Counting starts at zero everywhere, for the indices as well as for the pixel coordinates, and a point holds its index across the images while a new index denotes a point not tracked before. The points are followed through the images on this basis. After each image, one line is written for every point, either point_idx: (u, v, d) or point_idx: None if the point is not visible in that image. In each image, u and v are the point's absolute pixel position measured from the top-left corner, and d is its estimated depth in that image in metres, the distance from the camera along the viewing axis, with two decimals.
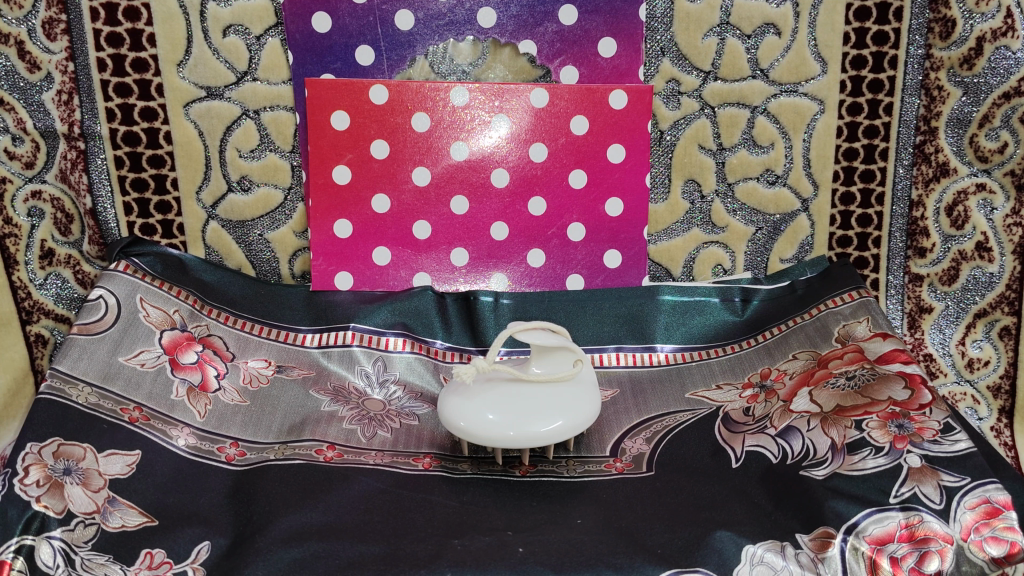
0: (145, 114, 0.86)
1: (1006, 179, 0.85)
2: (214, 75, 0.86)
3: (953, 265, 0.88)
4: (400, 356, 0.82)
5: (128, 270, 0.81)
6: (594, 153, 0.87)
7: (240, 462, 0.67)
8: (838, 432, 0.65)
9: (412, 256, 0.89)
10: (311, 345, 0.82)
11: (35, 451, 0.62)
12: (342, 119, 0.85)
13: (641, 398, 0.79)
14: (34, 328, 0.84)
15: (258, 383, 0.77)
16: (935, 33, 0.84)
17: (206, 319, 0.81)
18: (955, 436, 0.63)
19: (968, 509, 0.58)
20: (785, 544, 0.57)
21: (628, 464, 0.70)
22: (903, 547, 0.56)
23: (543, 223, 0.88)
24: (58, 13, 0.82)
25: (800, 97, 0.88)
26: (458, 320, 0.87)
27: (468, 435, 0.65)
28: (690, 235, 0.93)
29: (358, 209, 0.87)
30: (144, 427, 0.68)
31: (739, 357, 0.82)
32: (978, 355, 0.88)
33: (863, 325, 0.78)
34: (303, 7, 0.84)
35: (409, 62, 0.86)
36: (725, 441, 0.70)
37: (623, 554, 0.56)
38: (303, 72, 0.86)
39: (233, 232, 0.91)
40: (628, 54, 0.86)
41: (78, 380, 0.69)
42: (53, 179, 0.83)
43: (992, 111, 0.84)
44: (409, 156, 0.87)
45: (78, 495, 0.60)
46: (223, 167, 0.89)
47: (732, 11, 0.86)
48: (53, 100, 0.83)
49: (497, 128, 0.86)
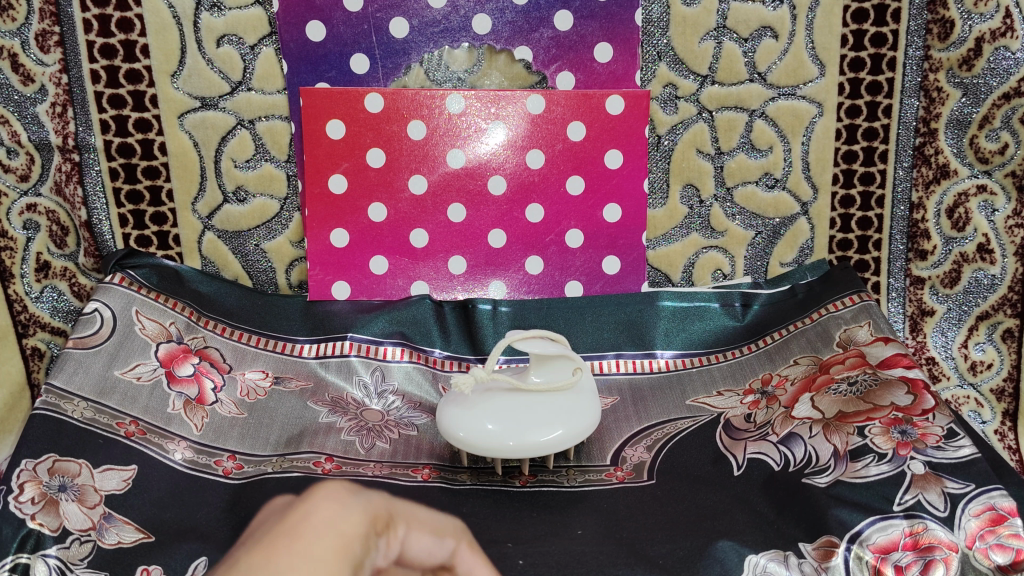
0: (139, 125, 0.86)
1: (1007, 180, 0.84)
2: (208, 86, 0.85)
3: (954, 268, 0.88)
4: (399, 366, 0.82)
5: (124, 282, 0.80)
6: (592, 158, 0.87)
7: (238, 476, 0.67)
8: (840, 439, 0.64)
9: (410, 265, 0.88)
10: (310, 355, 0.82)
11: (30, 468, 0.61)
12: (337, 128, 0.85)
13: (641, 406, 0.78)
14: (30, 341, 0.84)
15: (256, 395, 0.76)
16: (933, 34, 0.83)
17: (202, 331, 0.80)
18: (958, 441, 0.62)
19: (973, 516, 0.57)
20: (788, 554, 0.57)
21: (628, 473, 0.69)
22: (908, 555, 0.56)
23: (541, 230, 0.88)
24: (51, 25, 0.81)
25: (799, 100, 0.88)
26: (456, 329, 0.85)
27: (468, 445, 0.64)
28: (689, 240, 0.92)
29: (355, 218, 0.87)
30: (141, 441, 0.67)
31: (739, 362, 0.81)
32: (981, 358, 0.87)
33: (864, 329, 0.78)
34: (297, 15, 0.83)
35: (404, 69, 0.85)
36: (727, 449, 0.69)
37: (624, 565, 0.56)
38: (298, 81, 0.85)
39: (229, 243, 0.90)
40: (624, 59, 0.86)
41: (74, 395, 0.69)
42: (48, 192, 0.83)
43: (992, 112, 0.83)
44: (405, 164, 0.86)
45: (74, 512, 0.59)
46: (219, 177, 0.88)
47: (729, 14, 0.85)
48: (47, 112, 0.82)
49: (494, 135, 0.86)
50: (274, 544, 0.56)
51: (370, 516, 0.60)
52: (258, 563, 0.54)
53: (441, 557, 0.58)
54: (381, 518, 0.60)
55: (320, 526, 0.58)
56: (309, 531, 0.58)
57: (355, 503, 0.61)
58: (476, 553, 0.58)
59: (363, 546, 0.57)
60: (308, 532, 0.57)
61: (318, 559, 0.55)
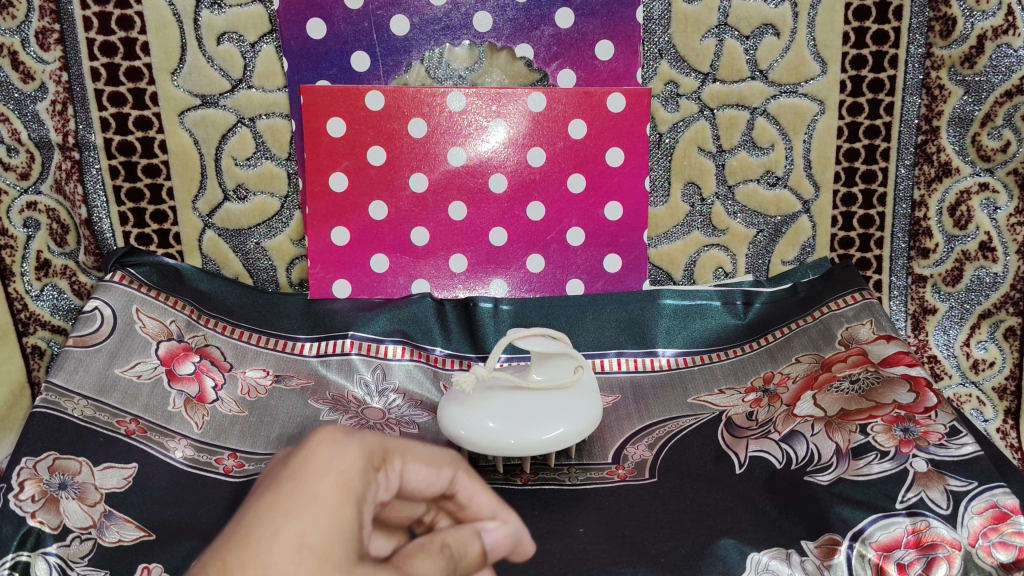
0: (139, 123, 0.85)
1: (1010, 178, 0.84)
2: (209, 83, 0.85)
3: (956, 266, 0.88)
4: (400, 365, 0.81)
5: (124, 281, 0.80)
6: (593, 156, 0.87)
7: (238, 474, 0.66)
8: (842, 437, 0.64)
9: (411, 263, 0.88)
10: (310, 353, 0.81)
11: (30, 466, 0.61)
12: (338, 126, 0.85)
13: (643, 404, 0.78)
14: (31, 340, 0.83)
15: (257, 393, 0.76)
16: (935, 31, 0.83)
17: (203, 329, 0.80)
18: (961, 439, 0.62)
19: (976, 514, 0.57)
20: (790, 552, 0.56)
21: (630, 471, 0.68)
22: (910, 553, 0.55)
23: (542, 228, 0.88)
24: (51, 23, 0.81)
25: (800, 98, 0.87)
26: (457, 327, 0.85)
27: (468, 444, 0.64)
28: (690, 238, 0.92)
29: (355, 216, 0.87)
30: (141, 440, 0.67)
31: (741, 361, 0.81)
32: (983, 356, 0.87)
33: (866, 327, 0.78)
34: (297, 13, 0.83)
35: (405, 67, 0.85)
36: (728, 447, 0.69)
37: (625, 564, 0.56)
38: (298, 79, 0.85)
39: (229, 241, 0.90)
40: (626, 57, 0.85)
41: (74, 393, 0.69)
42: (48, 190, 0.83)
43: (994, 110, 0.83)
44: (406, 162, 0.86)
45: (74, 511, 0.59)
46: (219, 175, 0.88)
47: (730, 12, 0.85)
48: (47, 110, 0.82)
49: (495, 133, 0.86)
50: (269, 502, 0.31)
51: (367, 448, 0.35)
52: (244, 541, 0.30)
53: (441, 488, 0.38)
54: (377, 449, 0.35)
55: (327, 474, 0.32)
56: (309, 476, 0.32)
57: (353, 445, 0.34)
58: (477, 475, 0.39)
59: (366, 482, 0.34)
60: (307, 485, 0.32)
61: (312, 539, 0.31)
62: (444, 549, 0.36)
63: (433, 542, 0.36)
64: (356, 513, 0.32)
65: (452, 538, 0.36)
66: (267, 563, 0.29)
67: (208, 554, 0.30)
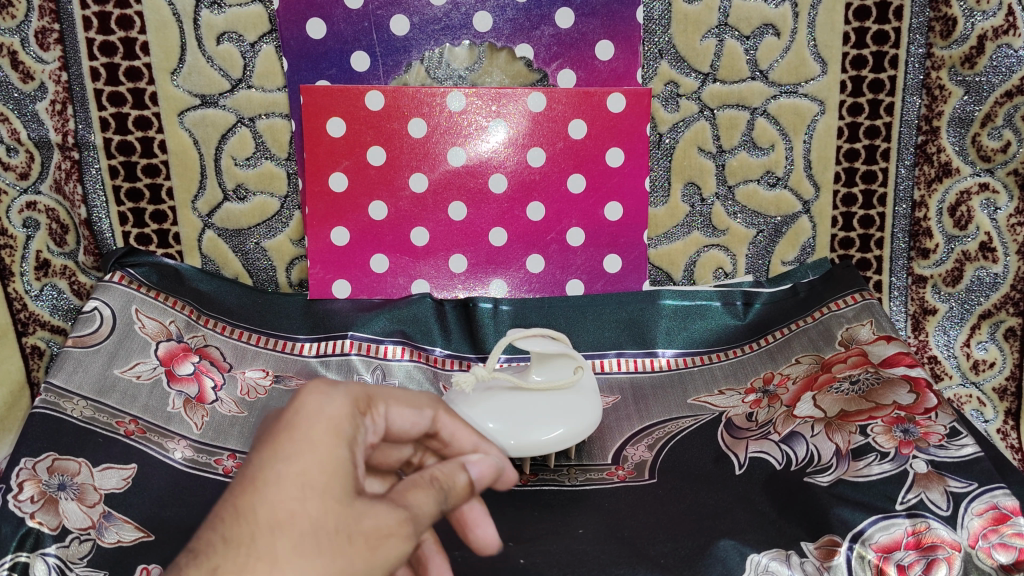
0: (139, 122, 0.85)
1: (1010, 179, 0.84)
2: (209, 84, 0.85)
3: (956, 266, 0.88)
4: (400, 365, 0.80)
5: (124, 281, 0.80)
6: (593, 156, 0.87)
7: None
8: (842, 438, 0.64)
9: (411, 263, 0.88)
10: (310, 354, 0.81)
11: (29, 467, 0.61)
12: (338, 125, 0.85)
13: (642, 405, 0.78)
14: (30, 340, 0.83)
15: (256, 394, 0.76)
16: (935, 31, 0.83)
17: (202, 329, 0.80)
18: (961, 440, 0.62)
19: (976, 515, 0.56)
20: (790, 553, 0.56)
21: (630, 472, 0.68)
22: (910, 555, 0.55)
23: (542, 228, 0.88)
24: (51, 23, 0.81)
25: (801, 98, 0.87)
26: (457, 328, 0.85)
27: None
28: (690, 238, 0.92)
29: (355, 216, 0.87)
30: (140, 440, 0.67)
31: (741, 361, 0.81)
32: (983, 357, 0.87)
33: (866, 327, 0.77)
34: (297, 13, 0.83)
35: (405, 67, 0.85)
36: (728, 448, 0.69)
37: (625, 565, 0.56)
38: (298, 79, 0.85)
39: (229, 241, 0.90)
40: (626, 57, 0.85)
41: (73, 394, 0.69)
42: (48, 190, 0.83)
43: (994, 110, 0.83)
44: (405, 162, 0.86)
45: (73, 511, 0.59)
46: (219, 175, 0.88)
47: (730, 12, 0.85)
48: (46, 110, 0.82)
49: (495, 133, 0.86)
50: (271, 450, 0.38)
51: (352, 396, 0.42)
52: (255, 481, 0.37)
53: (422, 426, 0.47)
54: (361, 398, 0.43)
55: (319, 422, 0.39)
56: (304, 423, 0.39)
57: (340, 394, 0.41)
58: (455, 416, 0.49)
59: (353, 425, 0.41)
60: (303, 431, 0.39)
61: (314, 475, 0.37)
62: (433, 481, 0.42)
63: (423, 477, 0.42)
64: (349, 452, 0.39)
65: (439, 471, 0.43)
66: (276, 500, 0.36)
67: (226, 497, 0.37)
